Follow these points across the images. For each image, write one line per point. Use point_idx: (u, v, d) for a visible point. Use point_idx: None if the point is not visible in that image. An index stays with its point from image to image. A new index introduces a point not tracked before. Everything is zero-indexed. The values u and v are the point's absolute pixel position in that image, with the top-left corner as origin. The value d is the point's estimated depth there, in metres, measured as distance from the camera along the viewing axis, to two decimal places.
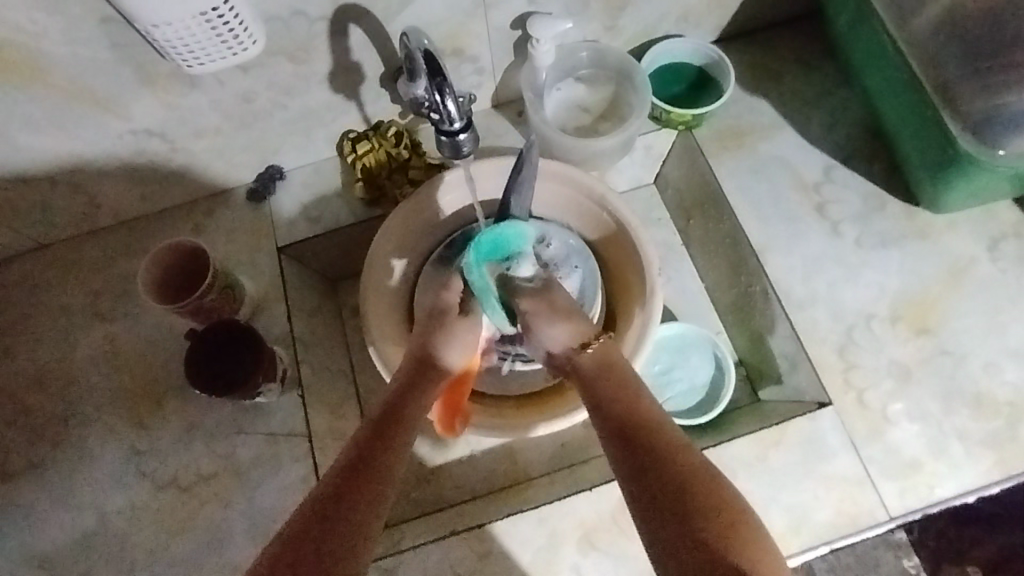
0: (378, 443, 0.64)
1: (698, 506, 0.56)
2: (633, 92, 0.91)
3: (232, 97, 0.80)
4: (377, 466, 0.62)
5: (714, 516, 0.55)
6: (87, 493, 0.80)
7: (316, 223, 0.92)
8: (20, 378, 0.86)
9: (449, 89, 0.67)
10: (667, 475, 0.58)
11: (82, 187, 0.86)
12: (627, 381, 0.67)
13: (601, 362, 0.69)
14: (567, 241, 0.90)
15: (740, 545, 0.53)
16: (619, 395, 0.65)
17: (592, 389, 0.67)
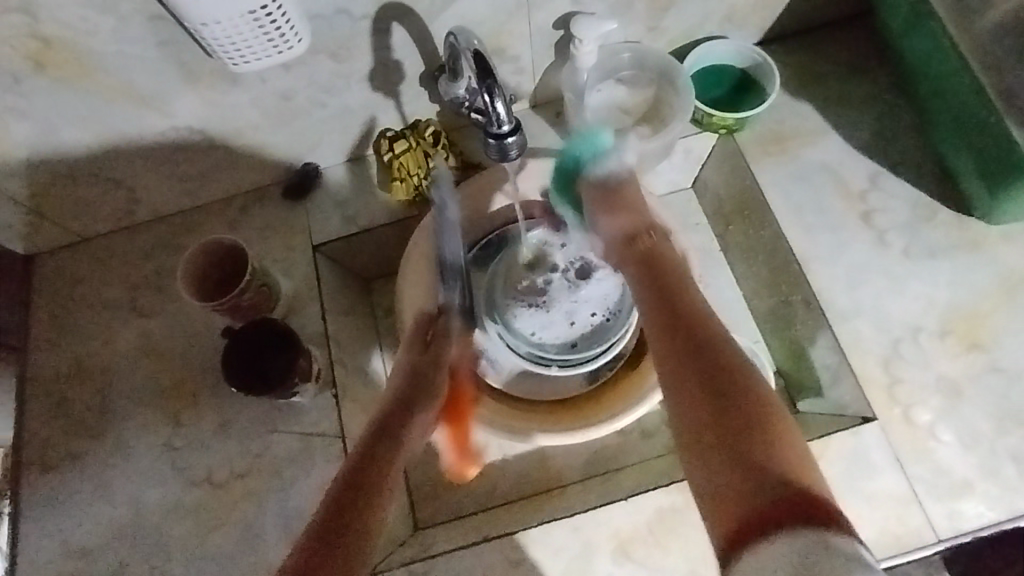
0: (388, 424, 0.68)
1: (731, 403, 0.56)
2: (674, 95, 0.89)
3: (273, 95, 0.80)
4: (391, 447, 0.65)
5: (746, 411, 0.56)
6: (122, 487, 0.81)
7: (351, 221, 0.91)
8: (58, 370, 0.87)
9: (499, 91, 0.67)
10: (709, 366, 0.59)
11: (121, 182, 0.86)
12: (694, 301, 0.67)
13: (647, 253, 0.74)
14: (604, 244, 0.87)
15: (773, 451, 0.53)
16: (676, 295, 0.68)
17: (649, 283, 0.71)
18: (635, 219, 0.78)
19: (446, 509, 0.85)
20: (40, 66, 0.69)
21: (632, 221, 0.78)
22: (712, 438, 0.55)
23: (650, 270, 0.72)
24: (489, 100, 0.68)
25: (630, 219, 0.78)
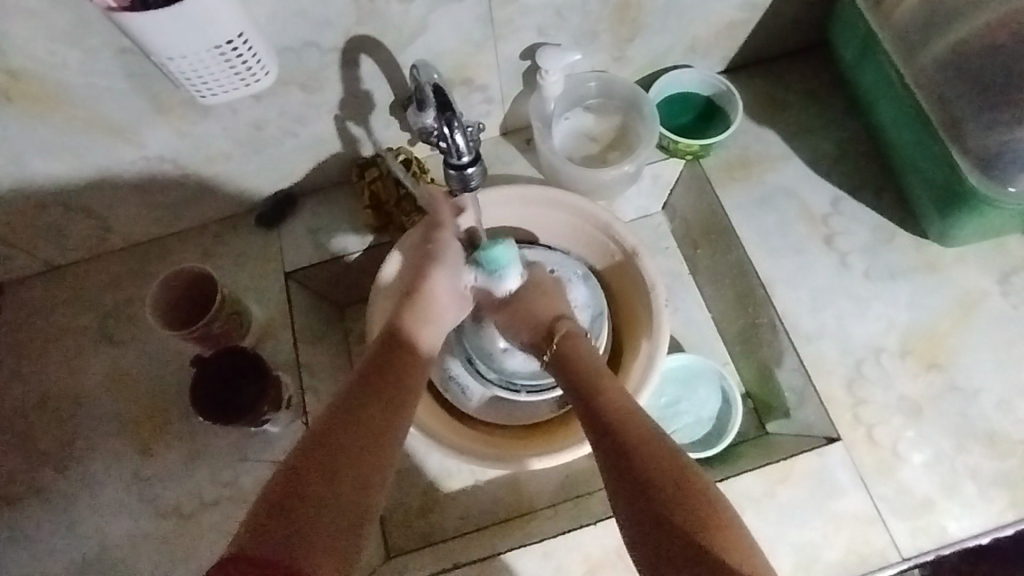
0: (377, 380, 0.65)
1: (664, 482, 0.56)
2: (640, 122, 0.92)
3: (244, 125, 0.81)
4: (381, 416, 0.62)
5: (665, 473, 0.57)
6: (90, 519, 0.80)
7: (323, 248, 0.92)
8: (23, 402, 0.86)
9: (457, 123, 0.68)
10: (619, 441, 0.60)
11: (92, 211, 0.87)
12: (585, 362, 0.70)
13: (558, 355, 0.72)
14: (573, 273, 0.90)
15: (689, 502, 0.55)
16: (602, 386, 0.66)
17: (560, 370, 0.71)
18: (540, 299, 0.78)
19: (417, 536, 0.84)
20: (9, 99, 0.70)
21: (548, 314, 0.77)
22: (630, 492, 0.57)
23: (570, 364, 0.70)
24: (449, 133, 0.68)
25: (534, 316, 0.77)
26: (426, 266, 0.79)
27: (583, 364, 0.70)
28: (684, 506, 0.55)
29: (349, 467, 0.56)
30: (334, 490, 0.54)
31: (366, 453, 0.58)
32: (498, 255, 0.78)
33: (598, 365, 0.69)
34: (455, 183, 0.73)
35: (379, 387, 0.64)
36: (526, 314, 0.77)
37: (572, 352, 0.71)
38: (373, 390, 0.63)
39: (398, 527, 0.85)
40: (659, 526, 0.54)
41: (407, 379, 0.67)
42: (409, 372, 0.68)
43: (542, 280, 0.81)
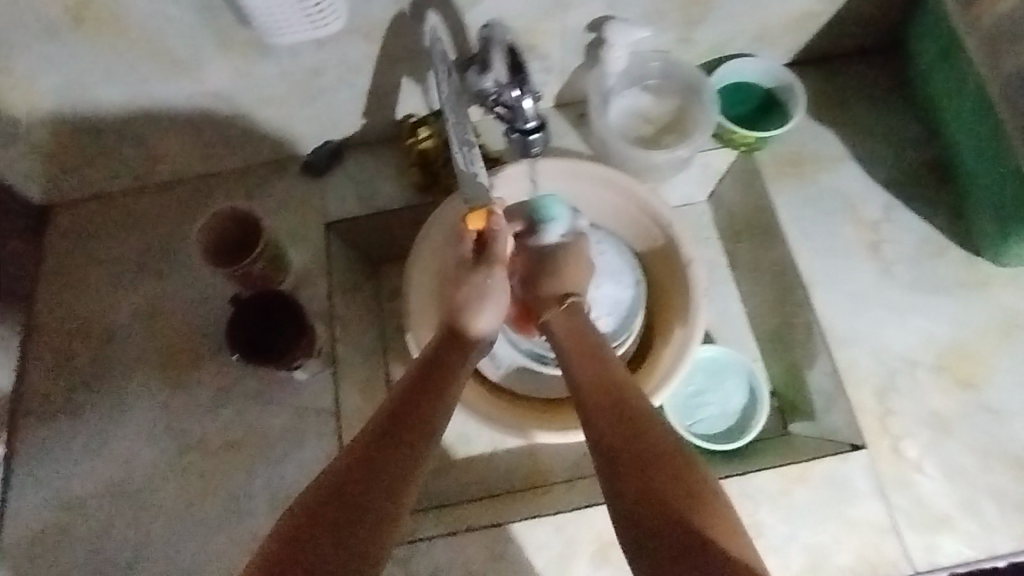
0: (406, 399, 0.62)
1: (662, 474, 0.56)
2: (699, 107, 0.90)
3: (302, 70, 0.81)
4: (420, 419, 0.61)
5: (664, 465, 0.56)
6: (117, 443, 0.82)
7: (366, 202, 0.92)
8: (60, 325, 0.88)
9: (529, 87, 0.73)
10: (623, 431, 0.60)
11: (142, 141, 0.87)
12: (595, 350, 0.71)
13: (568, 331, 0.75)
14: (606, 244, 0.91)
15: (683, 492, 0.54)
16: (607, 373, 0.67)
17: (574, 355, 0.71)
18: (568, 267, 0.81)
19: (431, 496, 0.86)
20: (76, 20, 0.69)
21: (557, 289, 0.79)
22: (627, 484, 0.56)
23: (578, 347, 0.72)
24: (520, 95, 0.74)
25: (547, 286, 0.79)
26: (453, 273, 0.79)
27: (592, 347, 0.71)
28: (681, 488, 0.55)
29: (364, 495, 0.54)
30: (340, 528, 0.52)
31: (400, 462, 0.57)
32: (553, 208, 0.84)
33: (603, 351, 0.71)
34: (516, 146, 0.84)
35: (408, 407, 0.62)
36: (546, 275, 0.80)
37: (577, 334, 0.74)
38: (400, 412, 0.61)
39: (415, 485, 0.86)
40: (654, 510, 0.54)
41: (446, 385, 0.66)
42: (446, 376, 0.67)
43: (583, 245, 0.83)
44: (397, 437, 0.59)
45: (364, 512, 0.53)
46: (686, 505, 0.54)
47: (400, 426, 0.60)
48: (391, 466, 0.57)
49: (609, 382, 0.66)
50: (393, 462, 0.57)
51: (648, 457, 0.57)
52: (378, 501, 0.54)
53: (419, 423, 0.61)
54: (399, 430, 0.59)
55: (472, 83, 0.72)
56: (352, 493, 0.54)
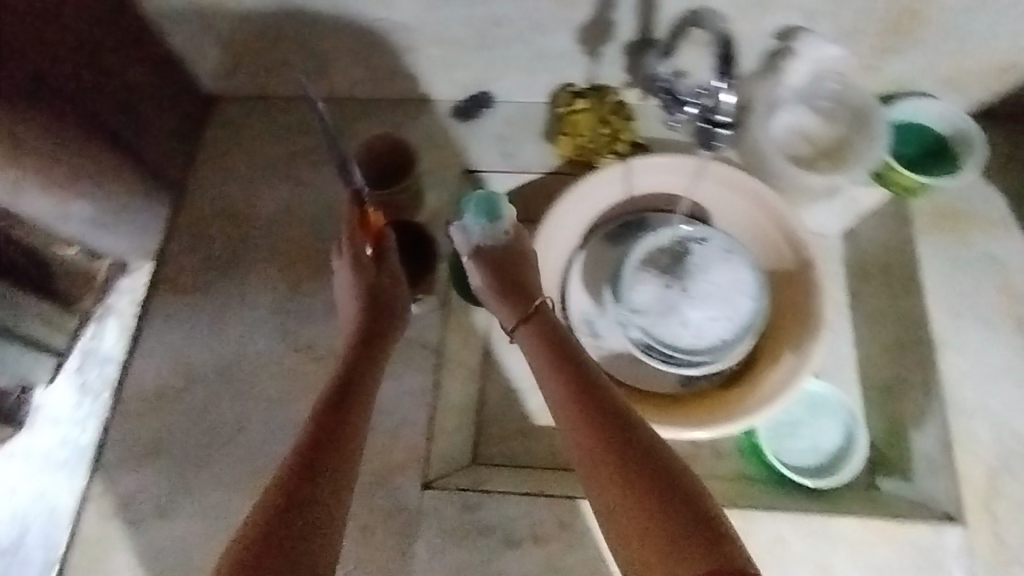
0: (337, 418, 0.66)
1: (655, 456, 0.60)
2: (865, 140, 0.86)
3: (488, 18, 0.82)
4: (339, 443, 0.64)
5: (655, 459, 0.60)
6: (235, 329, 0.87)
7: (509, 159, 0.94)
8: (205, 209, 0.94)
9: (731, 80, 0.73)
10: (620, 432, 0.62)
11: (318, 55, 0.91)
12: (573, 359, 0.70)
13: (545, 337, 0.73)
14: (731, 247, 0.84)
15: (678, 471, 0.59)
16: (606, 398, 0.65)
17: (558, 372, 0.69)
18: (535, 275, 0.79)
19: (505, 455, 0.81)
20: None
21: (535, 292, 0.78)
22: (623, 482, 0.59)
23: (568, 375, 0.68)
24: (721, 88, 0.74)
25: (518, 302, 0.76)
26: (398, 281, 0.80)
27: (567, 353, 0.71)
28: (665, 466, 0.59)
29: (297, 512, 0.58)
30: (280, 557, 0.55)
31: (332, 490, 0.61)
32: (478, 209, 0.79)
33: (594, 373, 0.68)
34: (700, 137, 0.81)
35: (338, 419, 0.66)
36: (511, 280, 0.77)
37: (563, 344, 0.72)
38: (332, 411, 0.67)
39: (492, 439, 0.82)
40: (654, 497, 0.57)
41: (364, 409, 0.69)
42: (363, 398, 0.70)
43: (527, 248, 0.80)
44: (320, 464, 0.62)
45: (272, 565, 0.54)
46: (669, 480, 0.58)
47: (321, 464, 0.62)
48: (310, 502, 0.59)
49: (608, 408, 0.64)
50: (312, 498, 0.60)
51: (646, 463, 0.59)
52: (285, 564, 0.54)
53: (343, 438, 0.65)
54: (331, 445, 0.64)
55: (693, 89, 0.84)
56: (282, 534, 0.56)
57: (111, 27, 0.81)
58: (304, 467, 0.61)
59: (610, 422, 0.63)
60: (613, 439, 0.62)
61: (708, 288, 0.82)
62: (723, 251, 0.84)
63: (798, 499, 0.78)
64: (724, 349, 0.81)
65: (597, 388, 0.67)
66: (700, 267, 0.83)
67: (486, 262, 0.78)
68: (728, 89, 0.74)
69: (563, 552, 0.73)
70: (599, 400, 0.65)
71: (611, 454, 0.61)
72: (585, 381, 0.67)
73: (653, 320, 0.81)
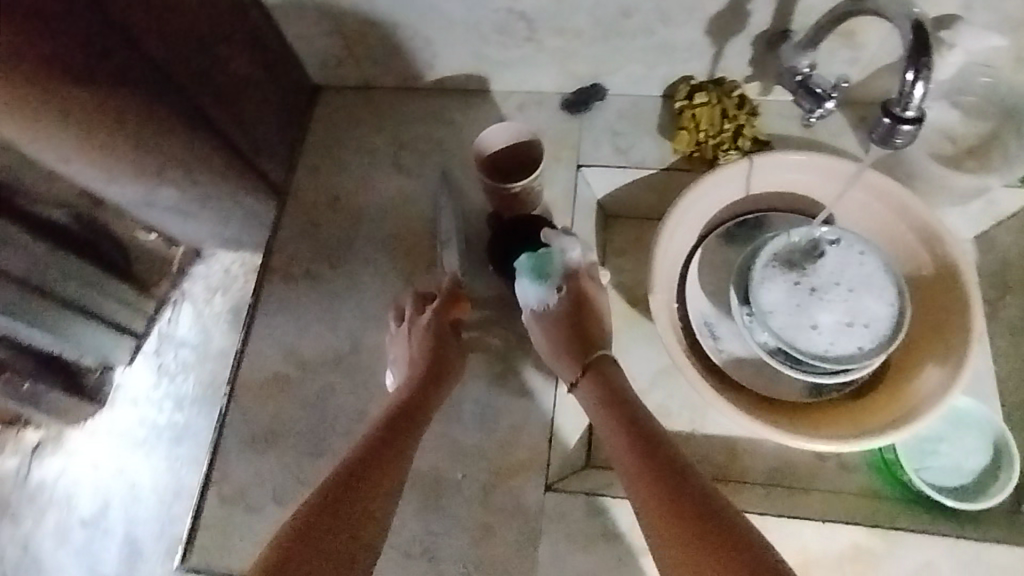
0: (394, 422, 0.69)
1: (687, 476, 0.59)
2: (1016, 139, 0.80)
3: (614, 8, 0.79)
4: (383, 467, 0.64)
5: (689, 480, 0.59)
6: (348, 320, 0.87)
7: (624, 154, 0.91)
8: (314, 199, 0.94)
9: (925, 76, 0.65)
10: (656, 452, 0.62)
11: (431, 46, 0.89)
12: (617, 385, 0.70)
13: (603, 382, 0.71)
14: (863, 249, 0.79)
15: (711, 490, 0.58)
16: (659, 452, 0.62)
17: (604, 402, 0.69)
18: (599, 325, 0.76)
19: None
20: None
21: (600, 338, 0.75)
22: (662, 500, 0.58)
23: (621, 430, 0.65)
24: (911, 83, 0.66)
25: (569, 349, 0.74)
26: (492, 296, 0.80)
27: (619, 387, 0.70)
28: (697, 485, 0.58)
29: (346, 497, 0.60)
30: (327, 536, 0.57)
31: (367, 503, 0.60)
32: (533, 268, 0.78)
33: (654, 429, 0.65)
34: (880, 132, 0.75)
35: (394, 426, 0.69)
36: (572, 333, 0.75)
37: (618, 395, 0.69)
38: (394, 424, 0.69)
39: None
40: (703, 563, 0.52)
41: (417, 429, 0.70)
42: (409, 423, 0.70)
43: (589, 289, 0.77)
44: (372, 464, 0.64)
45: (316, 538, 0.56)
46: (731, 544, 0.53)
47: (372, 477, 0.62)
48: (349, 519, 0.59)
49: (662, 465, 0.60)
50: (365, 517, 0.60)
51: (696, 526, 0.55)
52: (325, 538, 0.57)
53: (387, 458, 0.65)
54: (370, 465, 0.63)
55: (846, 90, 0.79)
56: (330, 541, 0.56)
57: (222, 29, 0.81)
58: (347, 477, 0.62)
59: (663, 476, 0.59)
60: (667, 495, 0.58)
61: (840, 290, 0.77)
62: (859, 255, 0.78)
63: (938, 519, 0.75)
64: (863, 358, 0.75)
65: (658, 442, 0.63)
66: (832, 268, 0.78)
67: (551, 325, 0.76)
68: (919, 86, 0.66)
69: None
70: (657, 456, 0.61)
71: (664, 514, 0.57)
72: (643, 435, 0.64)
73: (786, 322, 0.76)
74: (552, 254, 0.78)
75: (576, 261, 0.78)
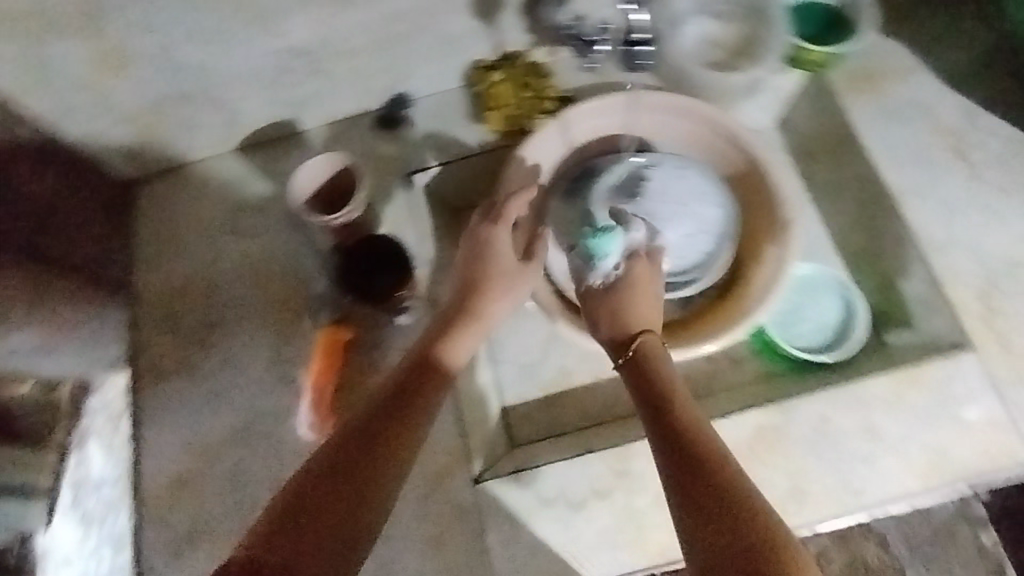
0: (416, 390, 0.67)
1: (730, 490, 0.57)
2: (770, 30, 0.91)
3: (383, 18, 0.82)
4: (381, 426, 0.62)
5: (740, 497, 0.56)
6: (235, 395, 0.84)
7: (446, 151, 0.95)
8: (161, 291, 0.90)
9: None
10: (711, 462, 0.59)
11: (225, 106, 0.89)
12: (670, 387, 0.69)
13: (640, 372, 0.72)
14: (681, 164, 0.89)
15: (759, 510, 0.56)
16: (696, 438, 0.62)
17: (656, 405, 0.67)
18: (653, 309, 0.79)
19: (540, 428, 0.86)
20: None
21: (650, 317, 0.78)
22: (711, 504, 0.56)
23: (665, 413, 0.66)
24: None
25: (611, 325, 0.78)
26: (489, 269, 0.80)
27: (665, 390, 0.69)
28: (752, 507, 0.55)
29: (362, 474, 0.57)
30: (335, 503, 0.55)
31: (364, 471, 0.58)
32: (604, 243, 0.83)
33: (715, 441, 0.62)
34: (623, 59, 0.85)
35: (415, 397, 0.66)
36: (623, 317, 0.78)
37: (670, 388, 0.69)
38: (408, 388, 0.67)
39: (522, 418, 0.87)
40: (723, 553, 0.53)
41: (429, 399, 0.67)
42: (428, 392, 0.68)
43: (637, 274, 0.80)
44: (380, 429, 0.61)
45: (324, 528, 0.53)
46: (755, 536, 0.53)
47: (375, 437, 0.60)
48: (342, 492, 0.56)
49: (696, 453, 0.61)
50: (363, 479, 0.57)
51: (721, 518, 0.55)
52: (331, 525, 0.53)
53: (397, 428, 0.62)
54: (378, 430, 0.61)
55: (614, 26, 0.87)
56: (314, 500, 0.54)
57: None
58: (343, 439, 0.60)
59: (696, 461, 0.60)
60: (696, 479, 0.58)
61: (674, 207, 0.87)
62: (676, 172, 0.89)
63: (817, 376, 0.82)
64: (711, 258, 0.87)
65: (699, 432, 0.63)
66: (658, 191, 0.88)
67: (603, 306, 0.80)
68: None
69: (630, 496, 0.75)
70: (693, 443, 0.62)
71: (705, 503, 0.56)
72: (699, 444, 0.61)
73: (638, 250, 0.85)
74: (614, 233, 0.84)
75: (638, 238, 0.84)
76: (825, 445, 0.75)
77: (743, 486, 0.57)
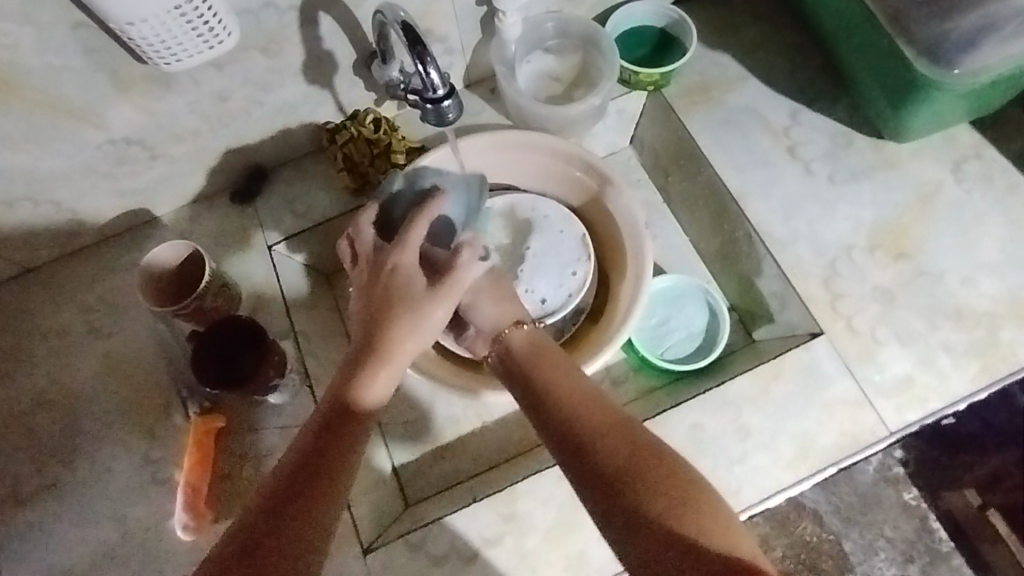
0: (344, 421, 0.61)
1: (660, 489, 0.55)
2: (601, 58, 0.94)
3: (208, 97, 0.80)
4: (340, 468, 0.58)
5: (660, 487, 0.55)
6: (104, 506, 0.79)
7: (304, 216, 0.92)
8: (13, 410, 0.84)
9: (430, 59, 0.70)
10: (606, 451, 0.58)
11: (62, 205, 0.85)
12: (556, 375, 0.66)
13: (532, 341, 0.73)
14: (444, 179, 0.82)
15: (670, 492, 0.55)
16: (604, 434, 0.59)
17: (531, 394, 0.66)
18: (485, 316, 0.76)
19: (434, 482, 0.88)
20: None
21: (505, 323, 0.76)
22: (626, 501, 0.55)
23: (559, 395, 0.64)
24: (422, 69, 0.70)
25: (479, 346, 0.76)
26: (388, 304, 0.68)
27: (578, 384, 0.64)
28: (665, 488, 0.55)
29: (313, 502, 0.56)
30: (294, 544, 0.53)
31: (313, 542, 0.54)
32: None
33: (625, 431, 0.59)
34: (432, 117, 0.77)
35: (343, 428, 0.61)
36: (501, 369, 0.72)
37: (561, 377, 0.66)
38: (341, 420, 0.61)
39: (415, 477, 0.89)
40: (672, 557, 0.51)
41: (365, 413, 0.63)
42: (401, 316, 0.68)
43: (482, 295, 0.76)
44: (311, 466, 0.58)
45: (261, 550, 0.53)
46: (689, 511, 0.54)
47: (313, 490, 0.56)
48: (289, 552, 0.53)
49: (589, 424, 0.60)
50: (292, 540, 0.53)
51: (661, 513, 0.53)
52: (268, 550, 0.53)
53: (331, 454, 0.59)
54: (320, 462, 0.58)
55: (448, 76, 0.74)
56: None
57: None
58: (312, 514, 0.55)
59: (616, 472, 0.56)
60: (591, 443, 0.59)
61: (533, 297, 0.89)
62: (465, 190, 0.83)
63: (692, 386, 0.85)
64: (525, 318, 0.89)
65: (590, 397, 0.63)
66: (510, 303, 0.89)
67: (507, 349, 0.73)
68: (428, 66, 0.70)
69: (521, 539, 0.76)
70: (593, 421, 0.60)
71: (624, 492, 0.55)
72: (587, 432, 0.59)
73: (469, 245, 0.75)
74: None
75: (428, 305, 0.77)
76: (701, 452, 0.78)
77: (706, 506, 0.54)
